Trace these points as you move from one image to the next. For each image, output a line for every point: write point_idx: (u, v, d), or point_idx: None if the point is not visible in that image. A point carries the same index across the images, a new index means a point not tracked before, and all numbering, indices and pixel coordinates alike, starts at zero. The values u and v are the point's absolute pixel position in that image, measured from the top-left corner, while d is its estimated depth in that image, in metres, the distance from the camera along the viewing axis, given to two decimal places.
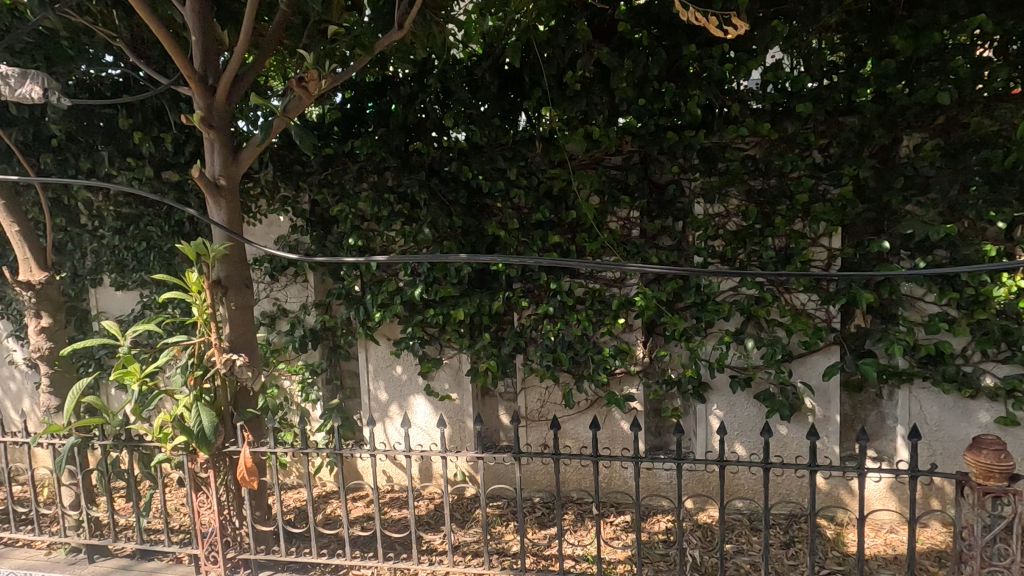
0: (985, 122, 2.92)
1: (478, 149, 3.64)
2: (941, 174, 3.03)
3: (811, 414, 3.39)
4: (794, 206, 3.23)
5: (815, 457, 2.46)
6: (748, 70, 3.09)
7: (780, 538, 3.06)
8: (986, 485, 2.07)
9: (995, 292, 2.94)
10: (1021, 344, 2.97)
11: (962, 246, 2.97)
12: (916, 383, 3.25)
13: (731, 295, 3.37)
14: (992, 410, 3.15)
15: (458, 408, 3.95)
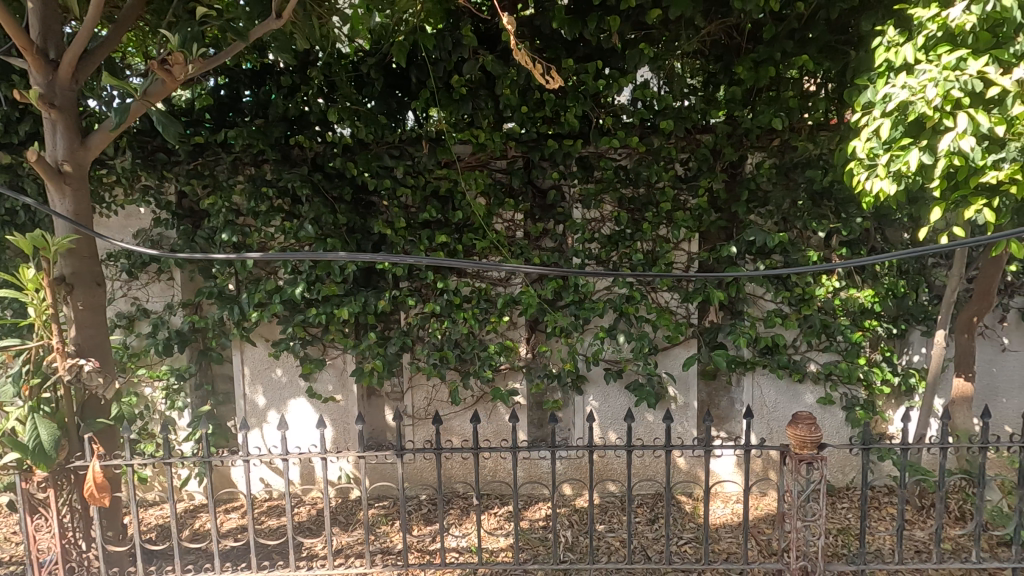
0: (810, 146, 3.42)
1: (365, 146, 3.60)
2: (776, 189, 3.50)
3: (672, 401, 3.77)
4: (659, 213, 3.56)
5: (669, 440, 2.72)
6: (619, 87, 3.36)
7: (646, 515, 3.36)
8: (801, 453, 2.46)
9: (816, 292, 3.48)
10: (836, 335, 3.53)
11: (792, 252, 3.47)
12: (758, 370, 3.73)
13: (606, 293, 3.64)
14: (816, 391, 3.71)
15: (342, 410, 3.87)
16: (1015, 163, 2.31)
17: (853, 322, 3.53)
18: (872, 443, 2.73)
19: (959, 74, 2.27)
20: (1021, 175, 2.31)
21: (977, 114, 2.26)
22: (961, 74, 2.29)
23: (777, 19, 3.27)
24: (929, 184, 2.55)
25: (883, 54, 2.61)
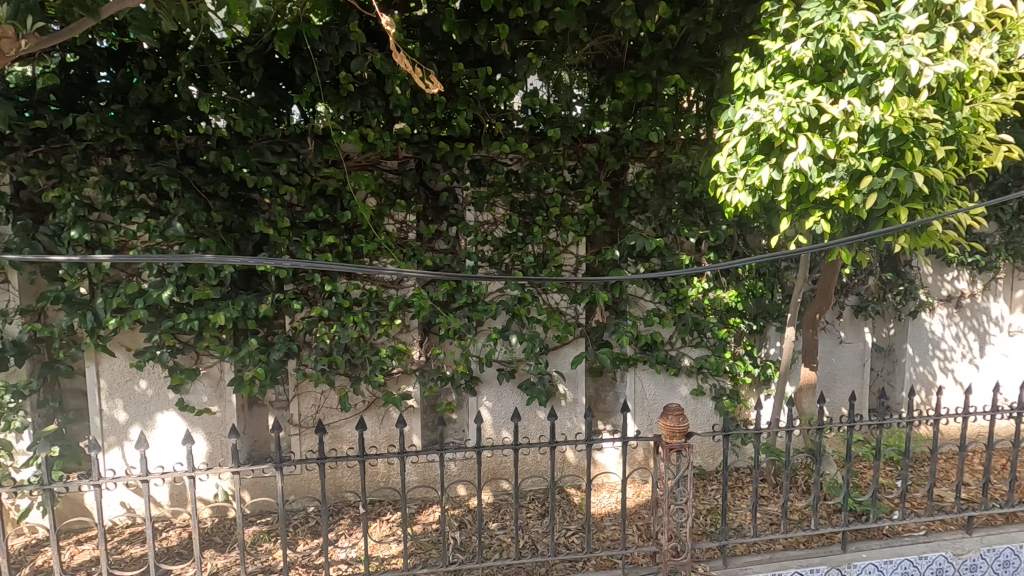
0: (683, 159, 3.72)
1: (243, 140, 3.37)
2: (654, 198, 3.78)
3: (562, 398, 3.92)
4: (548, 217, 3.70)
5: (553, 436, 2.83)
6: (509, 93, 3.44)
7: (536, 510, 3.46)
8: (671, 442, 2.67)
9: (688, 292, 3.79)
10: (705, 332, 3.87)
11: (667, 255, 3.76)
12: (639, 366, 3.98)
13: (498, 295, 3.71)
14: (690, 383, 4.03)
15: (218, 422, 3.60)
16: (842, 181, 2.64)
17: (720, 319, 3.90)
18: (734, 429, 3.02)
19: (799, 102, 2.59)
20: (847, 192, 2.66)
21: (813, 138, 2.59)
22: (800, 101, 2.60)
23: (653, 39, 3.51)
24: (778, 197, 2.88)
25: (741, 78, 2.90)
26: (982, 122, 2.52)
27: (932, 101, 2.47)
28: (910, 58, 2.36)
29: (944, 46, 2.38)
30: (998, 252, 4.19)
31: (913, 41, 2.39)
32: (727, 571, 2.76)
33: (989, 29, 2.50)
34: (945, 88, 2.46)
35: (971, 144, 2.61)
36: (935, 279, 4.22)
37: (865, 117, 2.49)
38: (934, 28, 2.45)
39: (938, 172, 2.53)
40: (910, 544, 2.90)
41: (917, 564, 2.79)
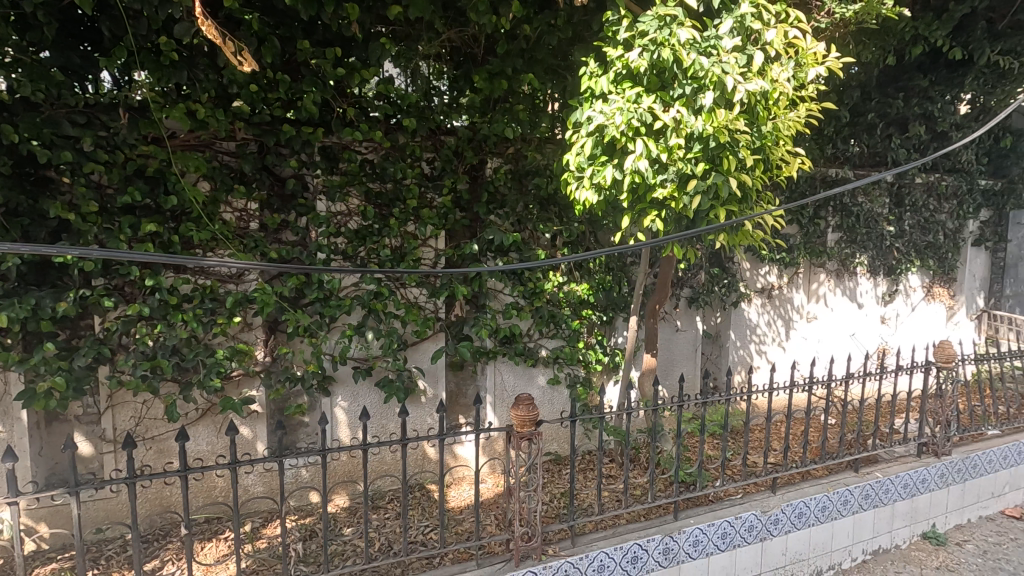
0: (537, 156, 3.83)
1: (32, 107, 2.82)
2: (511, 193, 3.87)
3: (422, 394, 3.86)
4: (406, 209, 3.61)
5: (405, 433, 2.67)
6: (362, 78, 3.27)
7: (394, 510, 3.37)
8: (522, 431, 2.74)
9: (544, 286, 3.92)
10: (560, 324, 4.05)
11: (525, 250, 3.86)
12: (499, 358, 4.05)
13: (353, 290, 3.54)
14: (546, 373, 4.20)
15: (4, 445, 3.01)
16: (673, 184, 2.90)
17: (573, 311, 4.10)
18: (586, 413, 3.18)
19: (636, 107, 2.79)
20: (677, 194, 2.92)
21: (649, 141, 2.80)
22: (638, 107, 2.80)
23: (509, 37, 3.55)
24: (620, 196, 3.08)
25: (587, 81, 3.05)
26: (782, 137, 2.90)
27: (744, 115, 2.79)
28: (726, 75, 2.64)
29: (753, 66, 2.69)
30: (799, 251, 4.91)
31: (729, 59, 2.67)
32: (574, 549, 2.87)
33: (787, 56, 2.88)
34: (754, 105, 2.78)
35: (774, 155, 2.99)
36: (752, 273, 4.83)
37: (691, 125, 2.74)
38: (745, 49, 2.76)
39: (748, 178, 2.87)
40: (729, 506, 3.25)
41: (734, 524, 3.13)
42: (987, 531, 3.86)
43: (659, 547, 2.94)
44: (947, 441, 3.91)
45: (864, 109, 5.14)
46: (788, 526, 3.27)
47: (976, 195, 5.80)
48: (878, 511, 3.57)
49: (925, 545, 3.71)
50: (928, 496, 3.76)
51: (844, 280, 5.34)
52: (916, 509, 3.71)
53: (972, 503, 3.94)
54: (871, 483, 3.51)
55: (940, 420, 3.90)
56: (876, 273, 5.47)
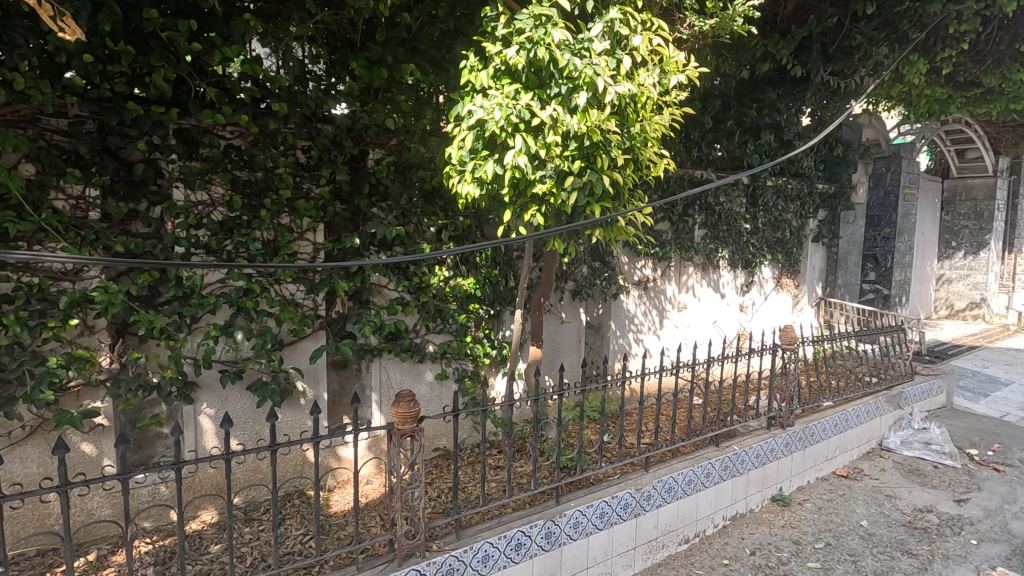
0: (422, 149, 3.74)
1: None
2: (394, 186, 3.78)
3: (301, 396, 3.65)
4: (278, 200, 3.38)
5: (275, 438, 2.39)
6: (223, 56, 2.98)
7: (270, 521, 3.17)
8: (404, 428, 2.69)
9: (430, 281, 3.88)
10: (447, 319, 4.03)
11: (409, 244, 3.80)
12: (384, 355, 3.95)
13: (218, 288, 3.26)
14: (434, 368, 4.16)
15: None
16: (552, 180, 2.98)
17: (460, 305, 4.10)
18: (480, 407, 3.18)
19: (515, 103, 2.83)
20: (555, 190, 3.01)
21: (527, 138, 2.86)
22: (516, 104, 2.85)
23: (390, 24, 3.44)
24: (501, 190, 3.11)
25: (467, 75, 3.05)
26: (649, 138, 3.09)
27: (615, 116, 2.93)
28: (597, 77, 2.76)
29: (621, 70, 2.84)
30: (670, 246, 5.33)
31: (600, 62, 2.80)
32: (458, 543, 2.86)
33: (652, 62, 3.08)
34: (624, 107, 2.94)
35: (644, 156, 3.18)
36: (629, 266, 5.14)
37: (566, 123, 2.83)
38: (614, 54, 2.91)
39: (619, 177, 3.03)
40: (606, 487, 3.43)
41: (611, 504, 3.31)
42: (821, 490, 4.43)
43: (542, 533, 3.04)
44: (791, 414, 4.43)
45: (725, 117, 5.68)
46: (659, 501, 3.53)
47: (815, 197, 6.66)
48: (736, 480, 3.97)
49: (774, 506, 4.19)
50: (776, 463, 4.24)
51: (709, 273, 5.85)
52: (766, 475, 4.17)
53: (810, 466, 4.51)
54: (729, 455, 3.89)
55: (785, 395, 4.41)
56: (735, 266, 6.04)
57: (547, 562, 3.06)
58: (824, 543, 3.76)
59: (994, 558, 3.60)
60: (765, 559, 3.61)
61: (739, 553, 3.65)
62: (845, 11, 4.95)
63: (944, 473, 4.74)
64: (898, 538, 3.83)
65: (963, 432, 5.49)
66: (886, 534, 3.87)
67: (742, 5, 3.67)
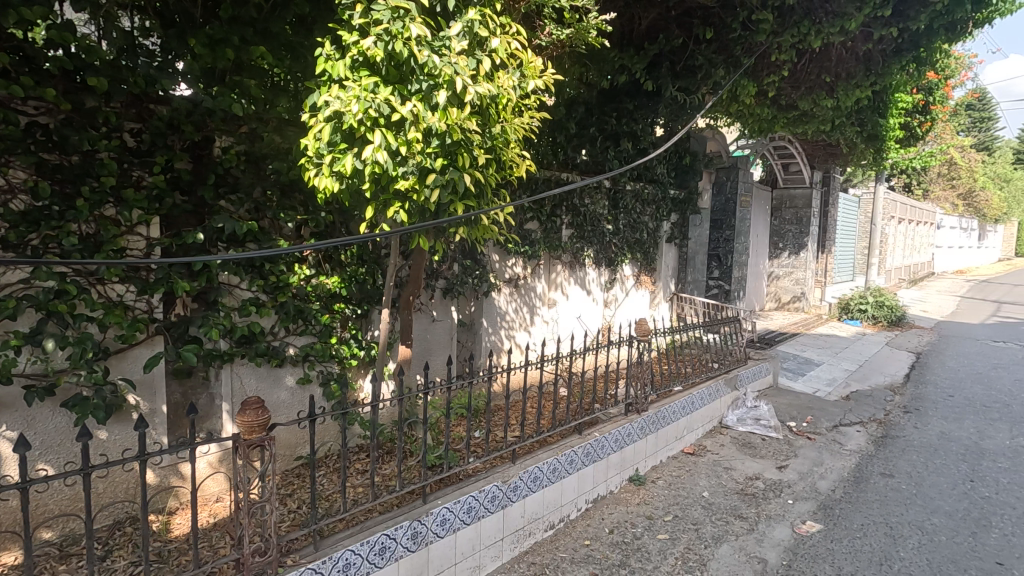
0: (277, 139, 3.49)
1: None
2: (246, 177, 3.48)
3: (133, 410, 3.24)
4: (101, 188, 2.96)
5: (88, 460, 2.10)
6: (21, 18, 2.53)
7: (92, 554, 2.79)
8: (251, 438, 2.51)
9: (289, 280, 3.65)
10: (309, 320, 3.81)
11: (263, 240, 3.54)
12: (236, 361, 3.65)
13: (21, 289, 2.78)
14: (295, 372, 3.92)
15: None
16: (414, 176, 2.94)
17: (324, 306, 3.91)
18: (346, 409, 3.04)
19: (373, 97, 2.74)
20: (418, 186, 2.96)
21: (387, 132, 2.79)
22: (374, 97, 2.76)
23: (235, 1, 3.18)
24: (362, 186, 3.00)
25: (323, 64, 2.91)
26: (510, 140, 3.17)
27: (476, 116, 2.96)
28: (457, 75, 2.78)
29: (481, 70, 2.88)
30: (539, 245, 5.54)
31: (459, 61, 2.82)
32: (316, 555, 2.71)
33: (511, 66, 3.17)
34: (485, 107, 2.98)
35: (506, 156, 3.25)
36: (501, 264, 5.26)
37: (427, 120, 2.81)
38: (474, 54, 2.95)
39: (482, 175, 3.07)
40: (473, 481, 3.46)
41: (478, 498, 3.36)
42: (671, 467, 4.88)
43: (407, 533, 2.99)
44: (645, 399, 4.82)
45: (587, 124, 6.05)
46: (525, 490, 3.65)
47: (668, 202, 7.31)
48: (597, 465, 4.22)
49: (631, 486, 4.54)
50: (632, 446, 4.58)
51: (575, 271, 6.16)
52: (624, 458, 4.49)
53: (663, 446, 4.94)
54: (590, 442, 4.13)
55: (640, 383, 4.78)
56: (599, 264, 6.43)
57: (413, 562, 3.03)
58: (672, 515, 4.15)
59: (805, 514, 4.21)
60: (621, 536, 3.88)
61: (599, 533, 3.89)
62: (689, 34, 5.50)
63: (770, 444, 5.45)
64: (733, 504, 4.33)
65: (785, 408, 6.36)
66: (723, 502, 4.36)
67: (595, 19, 3.92)
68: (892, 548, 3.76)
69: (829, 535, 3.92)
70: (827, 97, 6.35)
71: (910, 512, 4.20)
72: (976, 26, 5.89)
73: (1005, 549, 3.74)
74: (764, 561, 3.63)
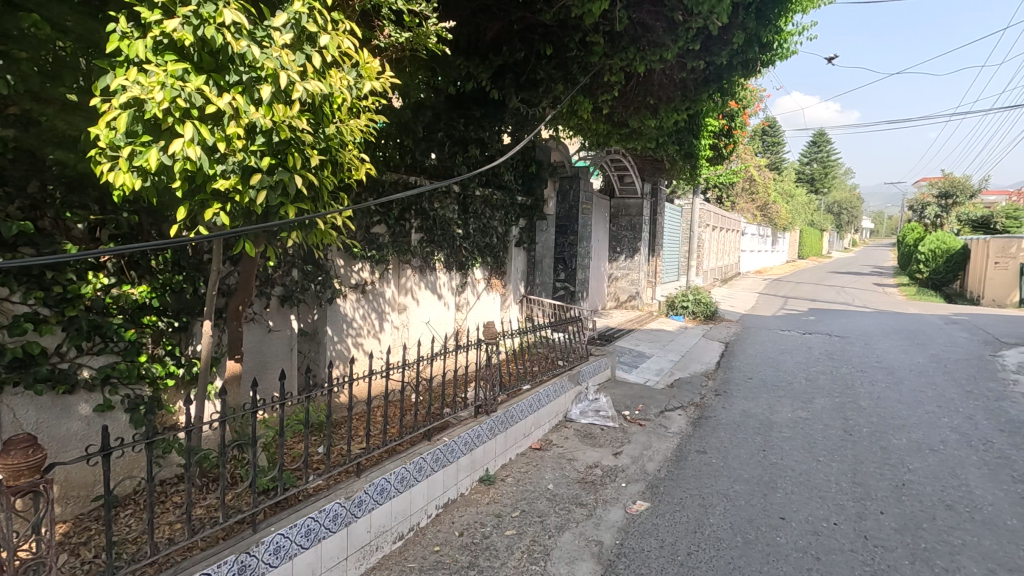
0: (61, 126, 2.96)
1: None
2: (16, 168, 2.91)
3: None
4: None
5: None
6: None
7: None
8: (16, 485, 2.09)
9: (80, 291, 3.12)
10: (109, 337, 3.29)
11: (43, 245, 3.00)
12: (6, 391, 3.02)
13: None
14: (91, 400, 3.35)
15: None
16: (236, 175, 2.65)
17: (129, 320, 3.40)
18: (155, 436, 2.66)
19: (182, 85, 2.44)
20: (241, 187, 2.69)
21: (201, 126, 2.49)
22: (184, 86, 2.46)
23: None
24: (172, 184, 2.64)
25: (118, 43, 2.52)
26: (347, 141, 3.02)
27: (306, 114, 2.79)
28: (282, 70, 2.60)
29: (310, 67, 2.74)
30: (388, 249, 5.41)
31: (284, 55, 2.65)
32: None
33: (345, 65, 3.06)
34: (317, 106, 2.82)
35: (344, 158, 3.09)
36: (345, 270, 5.04)
37: (249, 115, 2.58)
38: (302, 49, 2.79)
39: (315, 177, 2.87)
40: (313, 501, 3.25)
41: (318, 519, 3.15)
42: (519, 464, 5.07)
43: (234, 568, 2.72)
44: (494, 401, 4.94)
45: (435, 128, 6.05)
46: (371, 504, 3.52)
47: (516, 208, 7.60)
48: (446, 469, 4.23)
49: (480, 486, 4.62)
50: (481, 447, 4.67)
51: (426, 275, 6.12)
52: (474, 460, 4.56)
53: (511, 444, 5.11)
54: (439, 447, 4.13)
55: (489, 385, 4.89)
56: (450, 268, 6.47)
57: None
58: (519, 510, 4.31)
59: (635, 494, 4.65)
60: (471, 537, 3.93)
61: (448, 537, 3.90)
62: (530, 48, 5.77)
63: (608, 433, 5.93)
64: (574, 493, 4.62)
65: (620, 398, 6.96)
66: (566, 492, 4.64)
67: (434, 25, 3.95)
68: (703, 516, 4.29)
69: (655, 511, 4.38)
70: (651, 117, 7.08)
71: (718, 482, 4.85)
72: (763, 66, 7.00)
73: (787, 504, 4.48)
74: (600, 543, 3.92)
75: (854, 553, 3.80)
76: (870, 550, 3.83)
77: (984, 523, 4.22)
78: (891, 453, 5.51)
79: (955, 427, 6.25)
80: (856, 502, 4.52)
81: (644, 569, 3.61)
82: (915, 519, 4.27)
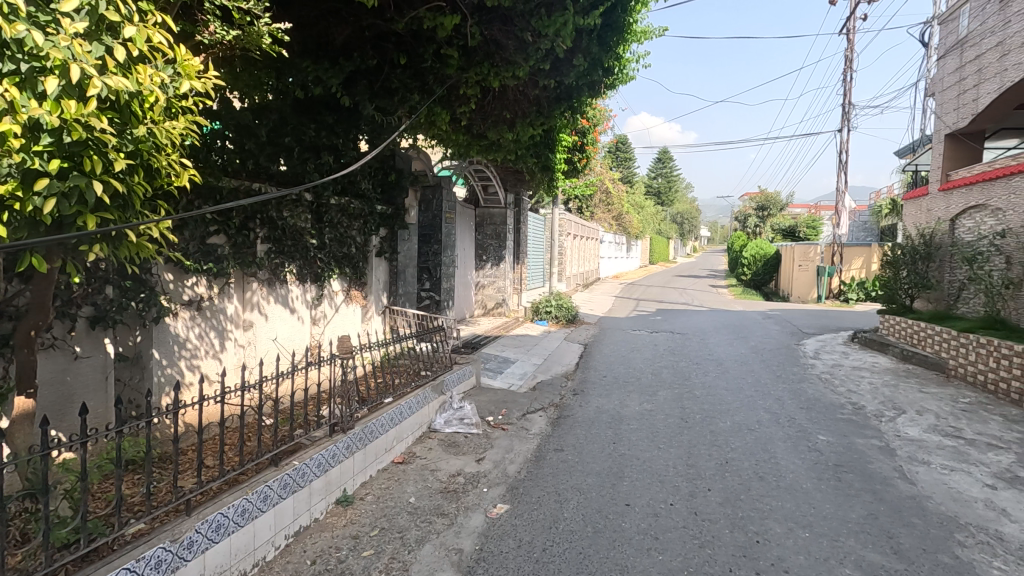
0: None
1: None
2: None
3: None
4: None
5: None
6: None
7: None
8: None
9: None
10: None
11: None
12: None
13: None
14: None
15: None
16: (14, 180, 2.27)
17: None
18: None
19: None
20: (21, 193, 2.30)
21: None
22: None
23: None
24: None
25: None
26: (163, 144, 2.72)
27: (108, 112, 2.47)
28: (73, 62, 2.28)
29: (110, 60, 2.44)
30: (228, 261, 4.98)
31: (76, 45, 2.33)
32: None
33: (157, 60, 2.77)
34: (122, 104, 2.51)
35: (160, 163, 2.78)
36: (175, 285, 4.54)
37: (29, 110, 2.22)
38: (100, 41, 2.48)
39: (122, 183, 2.55)
40: (129, 549, 2.85)
41: (137, 568, 2.77)
42: (380, 480, 4.94)
43: None
44: (351, 418, 4.75)
45: (282, 132, 5.71)
46: (205, 544, 3.19)
47: (375, 217, 7.41)
48: (297, 495, 3.97)
49: (337, 508, 4.42)
50: (338, 467, 4.46)
51: (276, 288, 5.74)
52: (328, 481, 4.34)
53: (371, 461, 4.95)
54: (287, 472, 3.86)
55: (345, 401, 4.70)
56: (303, 279, 6.13)
57: None
58: (378, 528, 4.19)
59: (495, 498, 4.76)
60: (324, 564, 3.73)
61: (299, 567, 3.66)
62: (383, 56, 5.71)
63: (471, 439, 6.01)
64: (436, 504, 4.61)
65: (485, 404, 7.10)
66: (427, 503, 4.61)
67: (268, 25, 3.72)
68: (559, 511, 4.52)
69: (514, 512, 4.51)
70: (508, 131, 7.34)
71: (572, 477, 5.14)
72: (607, 89, 7.61)
73: (632, 491, 4.88)
74: (461, 551, 3.95)
75: (686, 529, 4.25)
76: (698, 525, 4.30)
77: (786, 489, 4.95)
78: (718, 436, 6.26)
79: (768, 408, 7.27)
80: (689, 483, 5.06)
81: (502, 571, 3.70)
82: (736, 492, 4.89)
